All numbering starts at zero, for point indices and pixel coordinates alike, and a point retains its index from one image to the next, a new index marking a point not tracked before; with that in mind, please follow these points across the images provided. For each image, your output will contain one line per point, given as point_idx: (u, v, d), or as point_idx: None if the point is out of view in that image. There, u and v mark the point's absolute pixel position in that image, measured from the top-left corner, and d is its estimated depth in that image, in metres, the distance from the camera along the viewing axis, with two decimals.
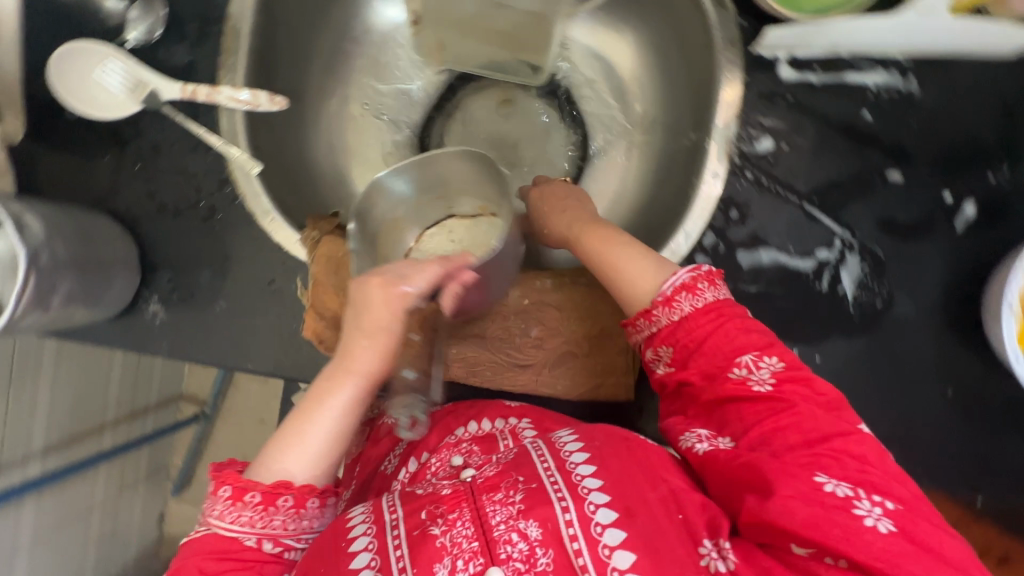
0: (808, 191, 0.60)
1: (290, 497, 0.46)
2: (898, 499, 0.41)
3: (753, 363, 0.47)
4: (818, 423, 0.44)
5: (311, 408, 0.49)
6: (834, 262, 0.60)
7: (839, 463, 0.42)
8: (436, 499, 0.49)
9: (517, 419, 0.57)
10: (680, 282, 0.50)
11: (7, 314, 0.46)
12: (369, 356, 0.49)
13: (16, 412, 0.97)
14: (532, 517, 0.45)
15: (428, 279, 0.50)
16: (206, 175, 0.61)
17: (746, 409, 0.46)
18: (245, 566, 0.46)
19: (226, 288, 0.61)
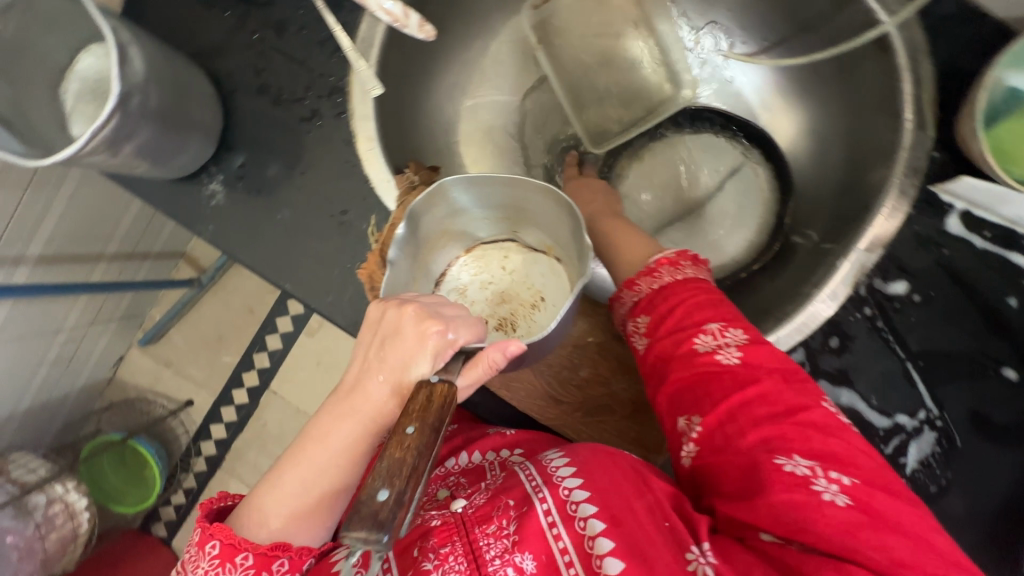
0: (917, 351, 0.55)
1: (286, 560, 0.41)
2: (853, 472, 0.40)
3: (716, 334, 0.46)
4: (784, 396, 0.42)
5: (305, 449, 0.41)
6: (909, 430, 0.56)
7: (804, 438, 0.40)
8: (428, 532, 0.48)
9: (509, 450, 0.57)
10: (657, 261, 0.52)
11: (77, 146, 0.40)
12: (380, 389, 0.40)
13: (26, 211, 0.93)
14: (526, 548, 0.44)
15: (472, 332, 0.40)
16: (321, 76, 0.55)
17: (719, 381, 0.44)
18: None
19: (293, 198, 0.56)
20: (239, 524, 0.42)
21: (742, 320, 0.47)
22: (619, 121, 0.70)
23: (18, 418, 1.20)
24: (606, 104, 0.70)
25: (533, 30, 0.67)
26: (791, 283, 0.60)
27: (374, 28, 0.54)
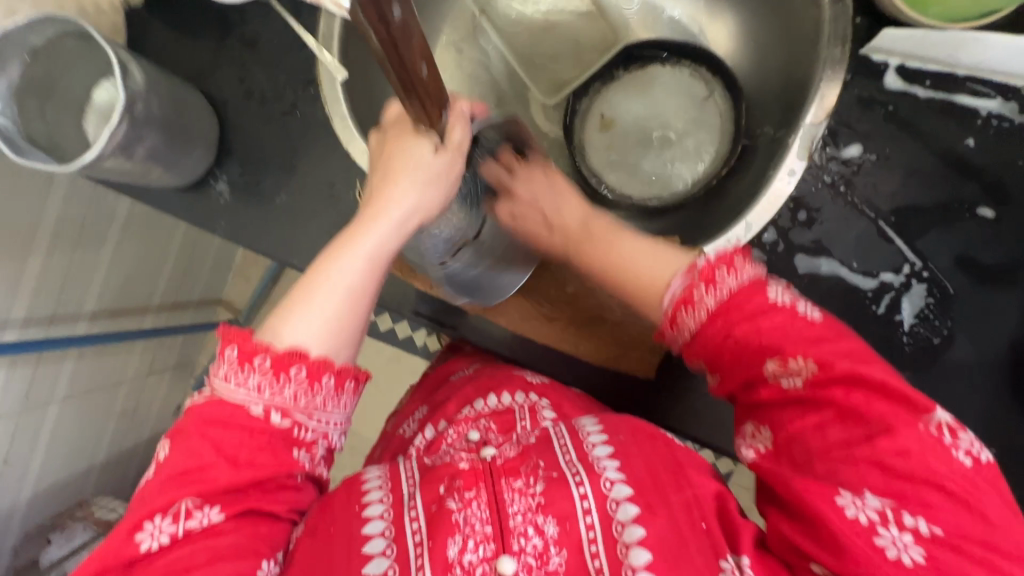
0: (887, 209, 0.57)
1: (303, 368, 0.45)
2: (939, 517, 0.40)
3: (783, 368, 0.45)
4: (866, 414, 0.42)
5: (322, 271, 0.48)
6: (897, 287, 0.57)
7: (879, 473, 0.41)
8: (456, 473, 0.50)
9: (538, 397, 0.60)
10: (677, 296, 0.48)
11: (98, 150, 0.49)
12: (404, 199, 0.48)
13: (77, 271, 1.06)
14: (551, 512, 0.46)
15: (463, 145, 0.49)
16: (296, 74, 0.63)
17: (789, 415, 0.45)
18: (253, 438, 0.45)
19: (290, 183, 0.64)
20: (260, 338, 0.46)
21: (812, 336, 0.45)
22: (574, 78, 0.77)
23: (97, 469, 1.31)
24: (559, 63, 0.77)
25: (473, 3, 0.75)
26: (757, 175, 0.64)
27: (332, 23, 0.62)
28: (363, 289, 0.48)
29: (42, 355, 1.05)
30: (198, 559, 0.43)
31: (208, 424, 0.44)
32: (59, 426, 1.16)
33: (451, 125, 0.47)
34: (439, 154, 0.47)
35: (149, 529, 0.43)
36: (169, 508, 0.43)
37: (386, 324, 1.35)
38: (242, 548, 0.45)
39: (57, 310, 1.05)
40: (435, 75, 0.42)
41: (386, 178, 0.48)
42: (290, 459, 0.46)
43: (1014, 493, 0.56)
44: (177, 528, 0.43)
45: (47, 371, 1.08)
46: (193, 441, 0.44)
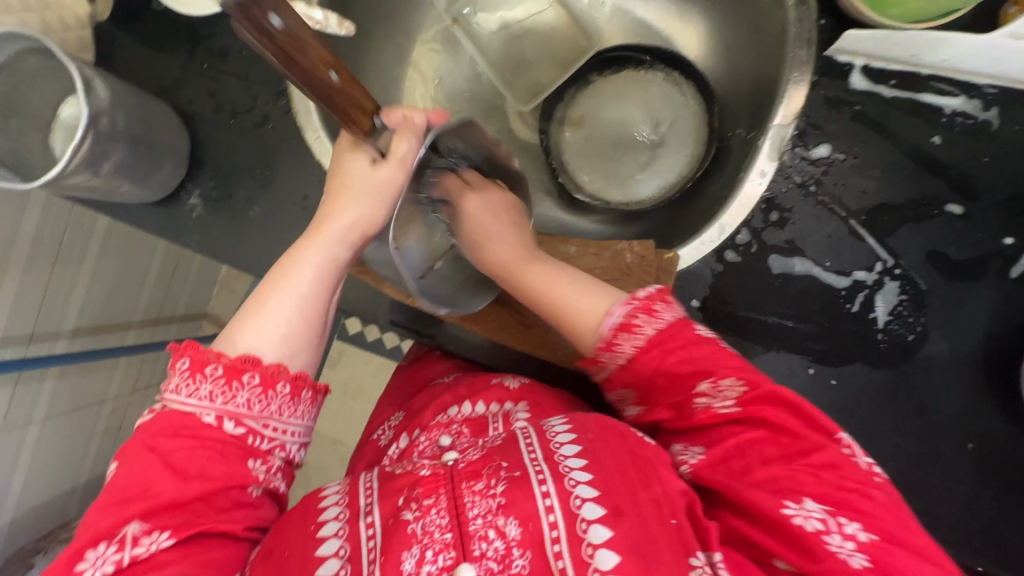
0: (857, 207, 0.57)
1: (257, 374, 0.46)
2: (872, 524, 0.42)
3: (712, 389, 0.47)
4: (796, 434, 0.46)
5: (279, 276, 0.49)
6: (870, 284, 0.57)
7: (816, 481, 0.44)
8: (415, 482, 0.49)
9: (514, 403, 0.58)
10: (618, 322, 0.49)
11: (61, 166, 0.48)
12: (349, 218, 0.49)
13: (55, 289, 1.04)
14: (513, 513, 0.45)
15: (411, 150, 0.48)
16: (266, 85, 0.63)
17: (726, 431, 0.48)
18: (204, 445, 0.44)
19: (263, 195, 0.63)
20: (214, 346, 0.47)
21: (735, 361, 0.48)
22: (550, 82, 0.77)
23: (80, 490, 1.28)
24: (534, 69, 0.78)
25: (446, 11, 0.76)
26: (730, 177, 0.64)
27: None
28: (319, 297, 0.50)
29: (21, 375, 1.04)
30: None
31: (158, 439, 0.44)
32: (40, 447, 1.14)
33: (397, 138, 0.48)
34: (377, 166, 0.48)
35: (92, 559, 0.42)
36: (115, 534, 0.42)
37: (371, 335, 1.34)
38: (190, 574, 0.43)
39: (35, 329, 1.03)
40: (351, 79, 0.41)
41: (334, 189, 0.50)
42: (244, 471, 0.45)
43: (991, 487, 0.56)
44: (123, 556, 0.42)
45: (27, 391, 1.06)
46: (140, 460, 0.44)
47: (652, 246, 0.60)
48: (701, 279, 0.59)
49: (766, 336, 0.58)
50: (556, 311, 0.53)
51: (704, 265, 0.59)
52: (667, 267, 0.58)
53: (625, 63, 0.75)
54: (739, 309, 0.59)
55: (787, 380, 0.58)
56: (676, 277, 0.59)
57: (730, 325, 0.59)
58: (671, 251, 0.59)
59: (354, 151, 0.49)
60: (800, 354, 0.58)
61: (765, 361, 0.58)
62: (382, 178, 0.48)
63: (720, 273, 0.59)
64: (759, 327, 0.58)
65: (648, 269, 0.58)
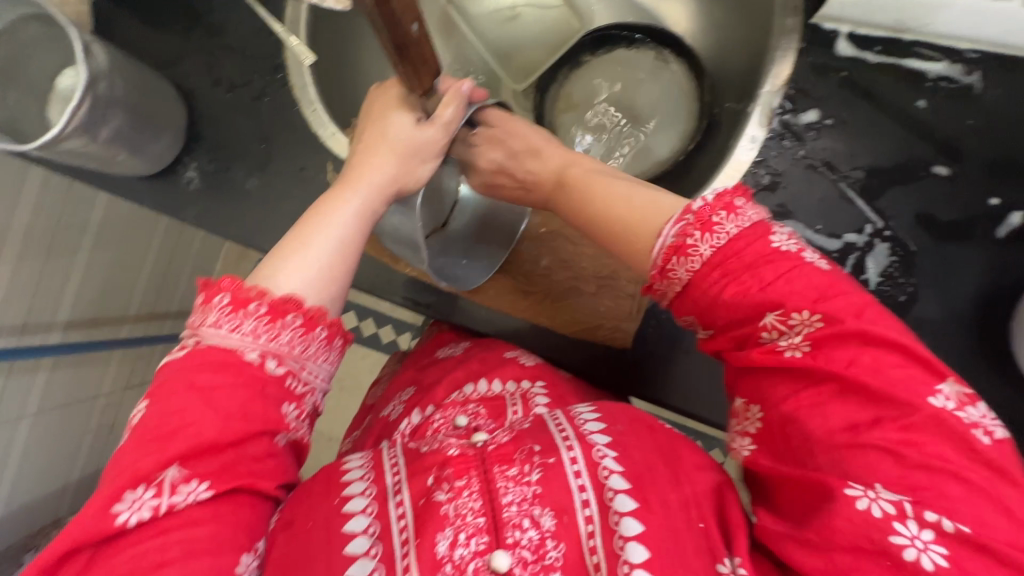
0: (846, 170, 0.58)
1: (300, 316, 0.46)
2: (962, 515, 0.32)
3: (782, 322, 0.39)
4: (889, 382, 0.35)
5: (325, 213, 0.50)
6: (861, 246, 0.58)
7: (893, 460, 0.33)
8: (445, 463, 0.49)
9: (531, 384, 0.58)
10: (670, 244, 0.43)
11: (59, 127, 0.48)
12: (388, 168, 0.53)
13: (49, 278, 1.04)
14: (547, 503, 0.44)
15: (455, 110, 0.54)
16: (263, 59, 0.64)
17: (781, 381, 0.38)
18: (240, 378, 0.43)
19: (260, 167, 0.64)
20: (252, 284, 0.47)
21: (827, 281, 0.39)
22: (543, 62, 0.79)
23: (72, 487, 1.26)
24: (528, 51, 0.79)
25: None
26: (720, 149, 0.66)
27: (299, 9, 0.63)
28: (359, 239, 0.51)
29: (12, 365, 1.03)
30: (172, 551, 0.40)
31: (199, 373, 0.43)
32: (32, 440, 1.12)
33: (442, 106, 0.54)
34: (422, 127, 0.54)
35: (129, 501, 0.40)
36: (153, 477, 0.41)
37: (368, 329, 1.34)
38: (221, 535, 0.42)
39: (29, 318, 1.03)
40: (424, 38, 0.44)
41: (377, 138, 0.54)
42: (278, 415, 0.44)
43: None
44: (160, 503, 0.40)
45: (19, 382, 1.05)
46: (182, 397, 0.42)
47: None
48: None
49: None
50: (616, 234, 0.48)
51: None
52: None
53: (617, 41, 0.76)
54: None
55: None
56: None
57: None
58: None
59: (401, 107, 0.54)
60: None
61: None
62: (428, 139, 0.54)
63: None
64: None
65: None
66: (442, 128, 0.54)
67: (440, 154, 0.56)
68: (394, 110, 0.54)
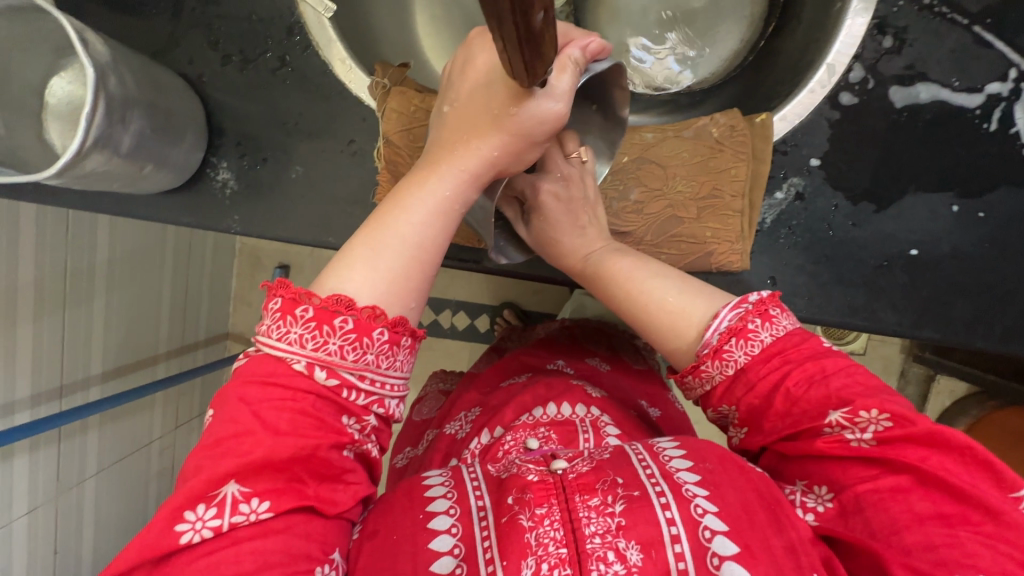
0: (979, 10, 0.50)
1: (351, 318, 0.35)
2: None
3: (847, 422, 0.37)
4: (952, 486, 0.34)
5: (396, 207, 0.39)
6: (1008, 96, 0.51)
7: (987, 555, 0.33)
8: (523, 484, 0.39)
9: (599, 412, 0.49)
10: (727, 327, 0.40)
11: (78, 141, 0.40)
12: (482, 151, 0.40)
13: (73, 331, 0.95)
14: (635, 537, 0.36)
15: (544, 118, 0.38)
16: (273, 21, 0.54)
17: (853, 471, 0.37)
18: (294, 401, 0.35)
19: (301, 150, 0.55)
20: (318, 288, 0.37)
21: (875, 387, 0.38)
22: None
23: None
24: None
25: None
26: (811, 20, 0.57)
27: None
28: (438, 243, 0.40)
29: (61, 432, 0.96)
30: (246, 564, 0.33)
31: (247, 386, 0.35)
32: (99, 501, 1.07)
33: (554, 78, 0.36)
34: (534, 111, 0.38)
35: (190, 523, 0.33)
36: (212, 496, 0.34)
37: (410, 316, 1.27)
38: (296, 551, 0.34)
39: (63, 380, 0.95)
40: (551, 24, 0.28)
41: (480, 118, 0.39)
42: (339, 426, 0.35)
43: None
44: (220, 523, 0.33)
45: (71, 448, 0.98)
46: (231, 412, 0.35)
47: (739, 115, 0.53)
48: (818, 132, 0.52)
49: (900, 178, 0.52)
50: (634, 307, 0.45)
51: (818, 116, 0.52)
52: (763, 133, 0.52)
53: None
54: (868, 159, 0.52)
55: (930, 224, 0.53)
56: (776, 143, 0.52)
57: (861, 177, 0.52)
58: (763, 114, 0.52)
59: (506, 102, 0.38)
60: (941, 192, 0.52)
61: (903, 208, 0.53)
62: (539, 127, 0.38)
63: (838, 121, 0.52)
64: (892, 168, 0.52)
65: (743, 140, 0.52)
66: (556, 100, 0.37)
67: (553, 137, 0.40)
68: (506, 136, 0.39)
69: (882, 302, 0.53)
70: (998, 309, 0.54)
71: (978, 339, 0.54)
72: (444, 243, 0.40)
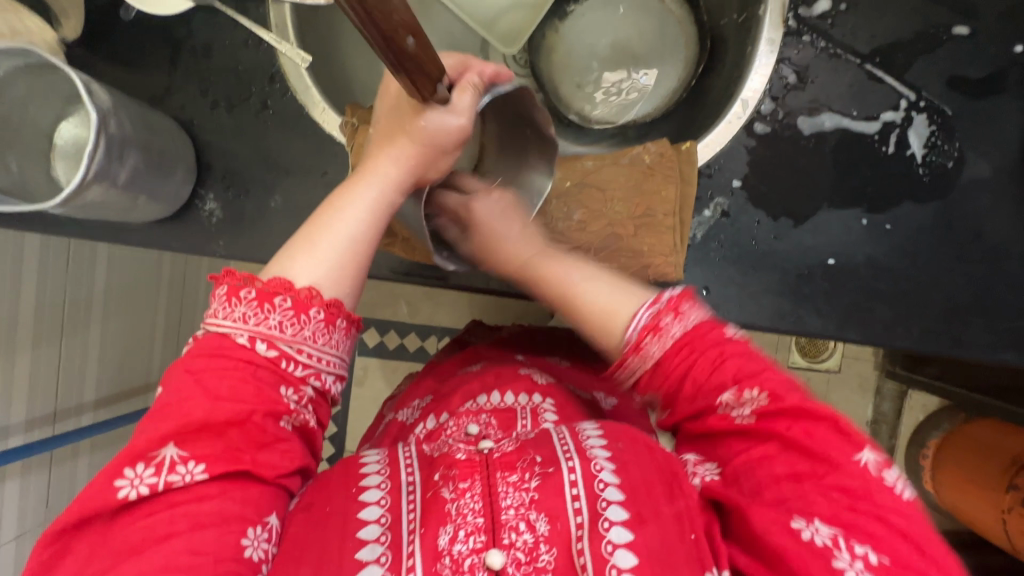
0: (870, 51, 0.58)
1: (289, 298, 0.43)
2: (888, 550, 0.38)
3: (736, 399, 0.44)
4: (809, 446, 0.41)
5: (330, 209, 0.47)
6: (901, 123, 0.58)
7: (825, 501, 0.40)
8: (451, 462, 0.46)
9: (541, 400, 0.54)
10: (643, 325, 0.47)
11: (80, 175, 0.46)
12: (401, 159, 0.48)
13: (69, 359, 1.00)
14: (544, 509, 0.43)
15: (447, 125, 0.46)
16: (257, 72, 0.61)
17: (733, 441, 0.44)
18: (239, 369, 0.42)
19: (281, 182, 0.61)
20: (266, 275, 0.45)
21: (780, 380, 0.44)
22: (530, 23, 0.73)
23: None
24: None
25: None
26: (732, 63, 0.65)
27: (283, 12, 0.61)
28: (369, 237, 0.47)
29: (53, 458, 0.99)
30: (180, 523, 0.39)
31: (194, 359, 0.42)
32: None
33: (454, 97, 0.46)
34: (440, 122, 0.46)
35: (130, 480, 0.39)
36: (153, 456, 0.40)
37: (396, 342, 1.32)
38: (228, 512, 0.40)
39: (57, 406, 0.99)
40: (421, 43, 0.36)
41: (396, 132, 0.48)
42: (275, 395, 0.42)
43: None
44: (158, 481, 0.40)
45: (62, 474, 1.01)
46: (178, 384, 0.42)
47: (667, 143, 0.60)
48: (737, 157, 0.59)
49: (813, 197, 0.59)
50: (570, 303, 0.52)
51: (736, 144, 0.59)
52: (688, 159, 0.58)
53: None
54: (783, 178, 0.59)
55: (843, 237, 0.59)
56: (700, 168, 0.59)
57: (778, 195, 0.59)
58: (688, 142, 0.59)
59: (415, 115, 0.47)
60: (851, 208, 0.59)
61: (818, 223, 0.59)
62: (445, 136, 0.47)
63: (755, 148, 0.59)
64: (805, 187, 0.59)
65: (670, 165, 0.58)
66: (455, 113, 0.46)
67: (461, 144, 0.48)
68: (418, 143, 0.47)
69: (806, 308, 0.59)
70: (914, 312, 0.59)
71: (898, 340, 0.59)
72: (375, 239, 0.48)
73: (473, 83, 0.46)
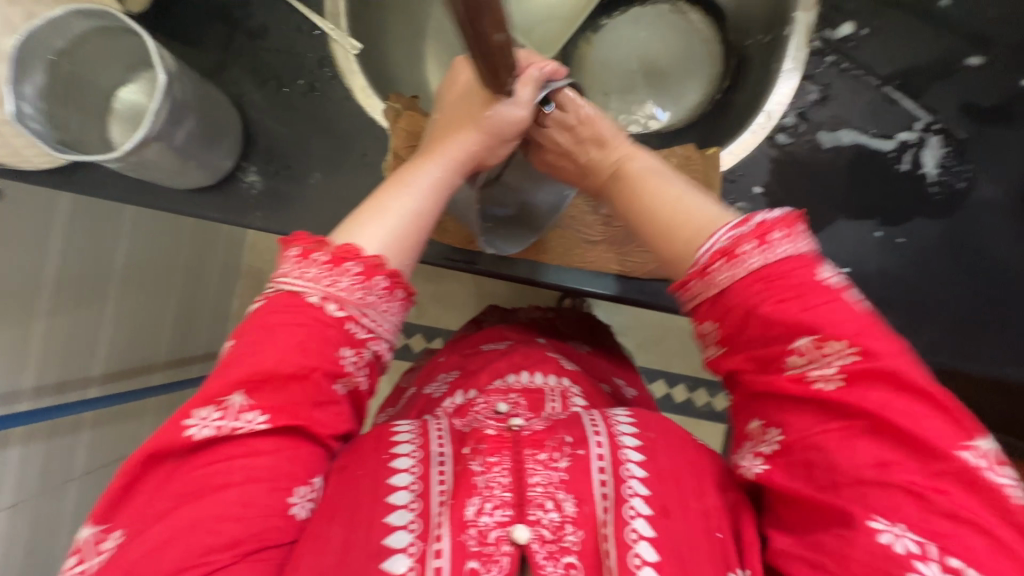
0: (888, 74, 0.62)
1: (360, 264, 0.45)
2: (987, 569, 0.34)
3: (818, 349, 0.40)
4: (906, 433, 0.37)
5: (400, 182, 0.51)
6: (915, 143, 0.61)
7: (915, 502, 0.36)
8: (481, 438, 0.47)
9: (570, 385, 0.56)
10: (725, 244, 0.43)
11: (144, 130, 0.48)
12: (466, 143, 0.53)
13: (83, 328, 1.01)
14: (573, 491, 0.44)
15: (511, 112, 0.53)
16: (309, 56, 0.64)
17: (809, 405, 0.40)
18: (311, 328, 0.44)
19: (321, 160, 0.64)
20: (336, 238, 0.47)
21: (869, 328, 0.40)
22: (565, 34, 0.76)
23: None
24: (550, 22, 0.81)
25: None
26: (758, 81, 0.68)
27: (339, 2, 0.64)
28: (432, 210, 0.51)
29: (56, 427, 0.99)
30: (236, 475, 0.41)
31: (269, 314, 0.44)
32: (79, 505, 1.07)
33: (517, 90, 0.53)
34: (506, 110, 0.53)
35: (197, 421, 0.41)
36: (222, 401, 0.42)
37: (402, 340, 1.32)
38: (281, 470, 0.43)
39: (65, 376, 0.99)
40: (507, 43, 0.40)
41: (461, 121, 0.54)
42: (337, 358, 0.44)
43: None
44: (223, 426, 0.42)
45: (62, 445, 1.01)
46: (252, 336, 0.44)
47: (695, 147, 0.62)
48: (760, 165, 0.62)
49: (830, 207, 0.61)
50: (669, 219, 0.48)
51: (760, 153, 0.62)
52: (715, 164, 0.60)
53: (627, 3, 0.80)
54: (803, 187, 0.62)
55: (857, 247, 0.61)
56: (725, 173, 0.62)
57: (798, 203, 0.62)
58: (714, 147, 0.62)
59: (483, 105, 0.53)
60: (866, 220, 0.61)
61: (834, 233, 0.61)
62: (507, 121, 0.53)
63: (777, 157, 0.62)
64: (823, 197, 0.61)
65: (697, 168, 0.60)
66: (518, 106, 0.53)
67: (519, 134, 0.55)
68: (483, 130, 0.53)
69: None
70: (924, 324, 0.60)
71: (907, 350, 0.60)
72: (435, 212, 0.51)
73: (535, 79, 0.53)
